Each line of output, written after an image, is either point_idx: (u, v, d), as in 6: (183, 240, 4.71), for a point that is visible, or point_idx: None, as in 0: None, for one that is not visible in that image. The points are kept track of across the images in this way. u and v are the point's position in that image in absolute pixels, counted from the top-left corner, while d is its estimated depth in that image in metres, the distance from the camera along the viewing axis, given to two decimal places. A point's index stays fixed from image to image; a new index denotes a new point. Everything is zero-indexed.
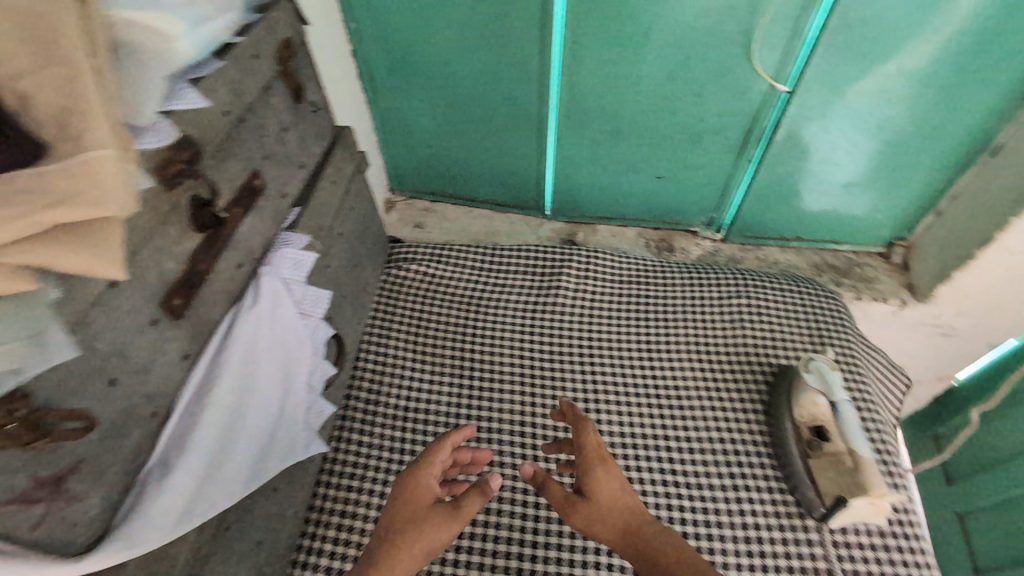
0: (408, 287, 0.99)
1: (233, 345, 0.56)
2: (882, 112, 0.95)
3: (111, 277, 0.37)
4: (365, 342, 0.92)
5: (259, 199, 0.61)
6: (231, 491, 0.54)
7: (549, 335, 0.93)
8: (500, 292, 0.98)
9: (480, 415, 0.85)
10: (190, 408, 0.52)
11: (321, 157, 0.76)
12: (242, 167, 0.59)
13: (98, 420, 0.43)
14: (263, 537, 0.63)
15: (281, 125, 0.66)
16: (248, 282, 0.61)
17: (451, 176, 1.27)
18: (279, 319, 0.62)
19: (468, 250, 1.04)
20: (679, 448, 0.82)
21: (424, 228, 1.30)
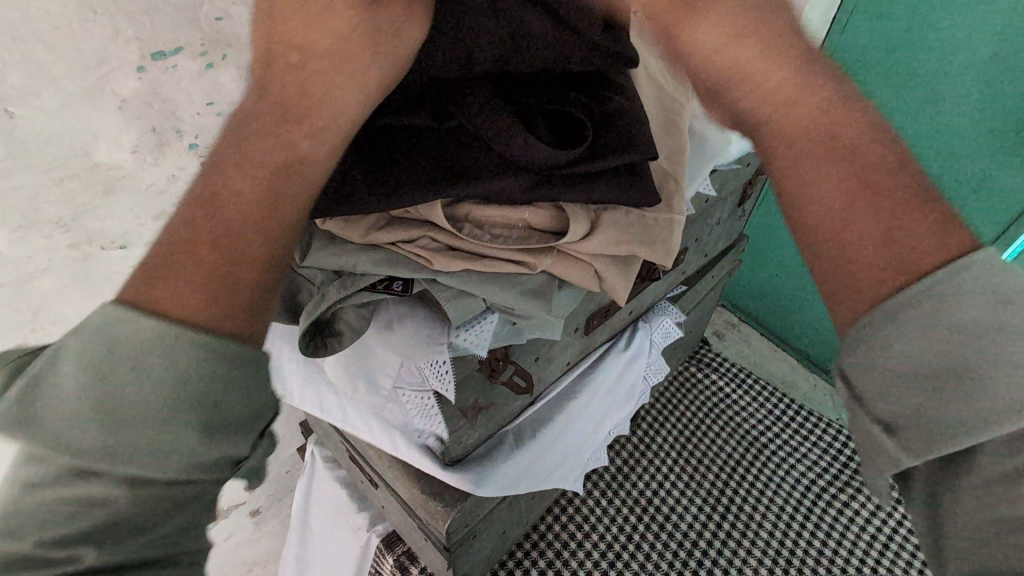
0: (698, 392, 0.99)
1: (599, 371, 0.64)
2: None
3: (618, 301, 0.44)
4: (640, 415, 0.94)
5: (673, 269, 0.68)
6: (534, 484, 0.60)
7: (823, 536, 0.82)
8: (789, 455, 0.91)
9: (718, 561, 0.79)
10: (550, 401, 0.61)
11: (717, 253, 0.82)
12: (682, 240, 0.66)
13: (531, 388, 0.52)
14: (507, 529, 0.68)
15: (718, 218, 0.72)
16: (626, 328, 0.69)
17: (781, 311, 1.21)
18: (634, 368, 0.68)
19: (770, 395, 1.00)
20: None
21: (723, 341, 1.26)
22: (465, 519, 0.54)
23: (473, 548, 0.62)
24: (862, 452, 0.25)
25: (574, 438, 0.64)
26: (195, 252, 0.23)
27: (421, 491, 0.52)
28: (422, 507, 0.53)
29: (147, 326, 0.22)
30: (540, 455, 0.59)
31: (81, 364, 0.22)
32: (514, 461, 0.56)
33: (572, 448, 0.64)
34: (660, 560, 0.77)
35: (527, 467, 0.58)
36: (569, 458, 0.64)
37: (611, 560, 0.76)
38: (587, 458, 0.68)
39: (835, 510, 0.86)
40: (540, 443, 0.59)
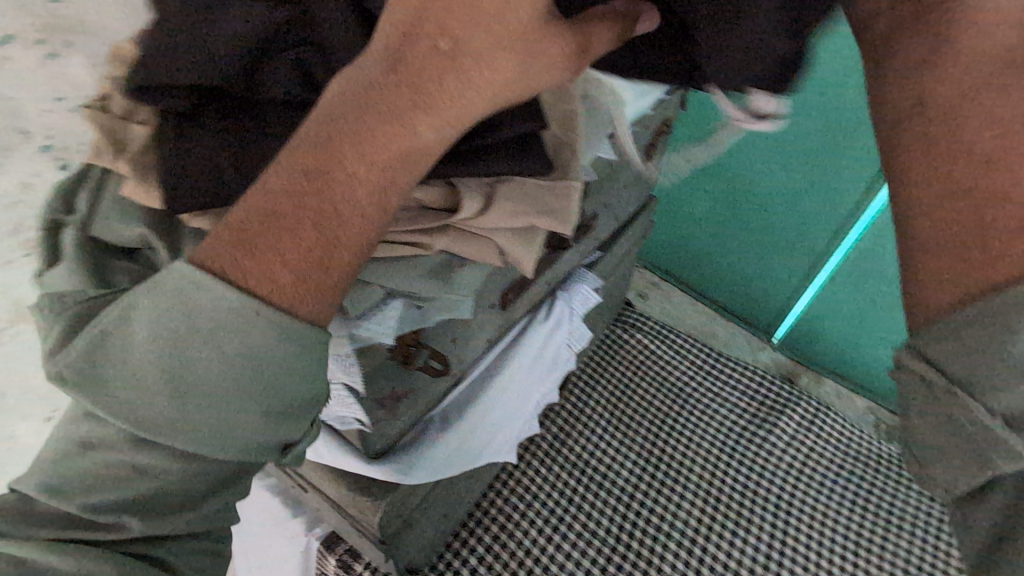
0: (625, 351, 1.03)
1: (521, 345, 0.64)
2: None
3: (525, 273, 0.44)
4: (572, 380, 0.97)
5: (586, 235, 0.70)
6: (467, 462, 0.60)
7: (744, 471, 0.89)
8: (711, 400, 0.98)
9: (652, 508, 0.84)
10: (474, 381, 0.61)
11: (630, 215, 0.84)
12: (592, 207, 0.67)
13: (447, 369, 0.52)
14: (448, 512, 0.69)
15: (626, 181, 0.74)
16: (545, 299, 0.69)
17: (699, 265, 1.28)
18: (556, 337, 0.69)
19: (692, 345, 1.05)
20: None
21: (646, 299, 1.31)
22: (398, 508, 0.54)
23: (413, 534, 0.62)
24: (943, 411, 0.27)
25: (504, 413, 0.64)
26: (291, 225, 0.27)
27: (349, 488, 0.51)
28: (352, 503, 0.52)
29: (242, 296, 0.27)
30: (470, 435, 0.59)
31: (154, 335, 0.27)
32: (442, 445, 0.56)
33: (503, 422, 0.65)
34: (599, 516, 0.82)
35: (457, 448, 0.58)
36: (500, 433, 0.65)
37: (553, 523, 0.79)
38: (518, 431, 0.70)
39: (755, 446, 0.93)
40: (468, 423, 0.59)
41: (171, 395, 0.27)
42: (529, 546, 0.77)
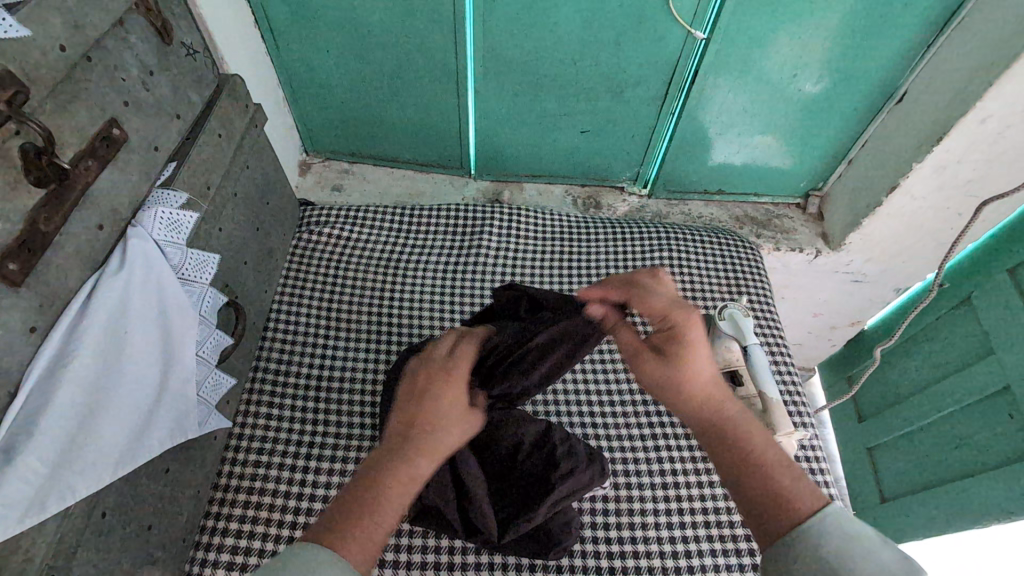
0: (320, 252, 0.94)
1: (95, 311, 0.50)
2: (795, 62, 0.95)
3: None
4: (273, 311, 0.87)
5: (120, 152, 0.55)
6: (101, 473, 0.50)
7: (471, 301, 0.92)
8: (420, 253, 0.96)
9: None
10: (41, 384, 0.46)
11: (203, 107, 0.69)
12: (95, 114, 0.52)
13: None
14: (153, 521, 0.59)
15: (144, 68, 0.58)
16: (114, 245, 0.54)
17: (361, 131, 1.16)
18: (154, 281, 0.56)
19: (384, 210, 1.00)
20: (603, 411, 0.81)
21: (343, 191, 1.21)
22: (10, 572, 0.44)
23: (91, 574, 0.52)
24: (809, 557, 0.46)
25: (125, 398, 0.53)
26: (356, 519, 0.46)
27: None
28: None
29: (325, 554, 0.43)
30: (75, 446, 0.48)
31: None
32: (21, 482, 0.43)
33: (134, 407, 0.54)
34: (349, 416, 0.78)
35: (56, 470, 0.46)
36: (140, 417, 0.55)
37: (306, 451, 0.75)
38: (183, 398, 0.60)
39: (473, 271, 0.95)
40: (57, 437, 0.46)
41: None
42: (288, 486, 0.72)
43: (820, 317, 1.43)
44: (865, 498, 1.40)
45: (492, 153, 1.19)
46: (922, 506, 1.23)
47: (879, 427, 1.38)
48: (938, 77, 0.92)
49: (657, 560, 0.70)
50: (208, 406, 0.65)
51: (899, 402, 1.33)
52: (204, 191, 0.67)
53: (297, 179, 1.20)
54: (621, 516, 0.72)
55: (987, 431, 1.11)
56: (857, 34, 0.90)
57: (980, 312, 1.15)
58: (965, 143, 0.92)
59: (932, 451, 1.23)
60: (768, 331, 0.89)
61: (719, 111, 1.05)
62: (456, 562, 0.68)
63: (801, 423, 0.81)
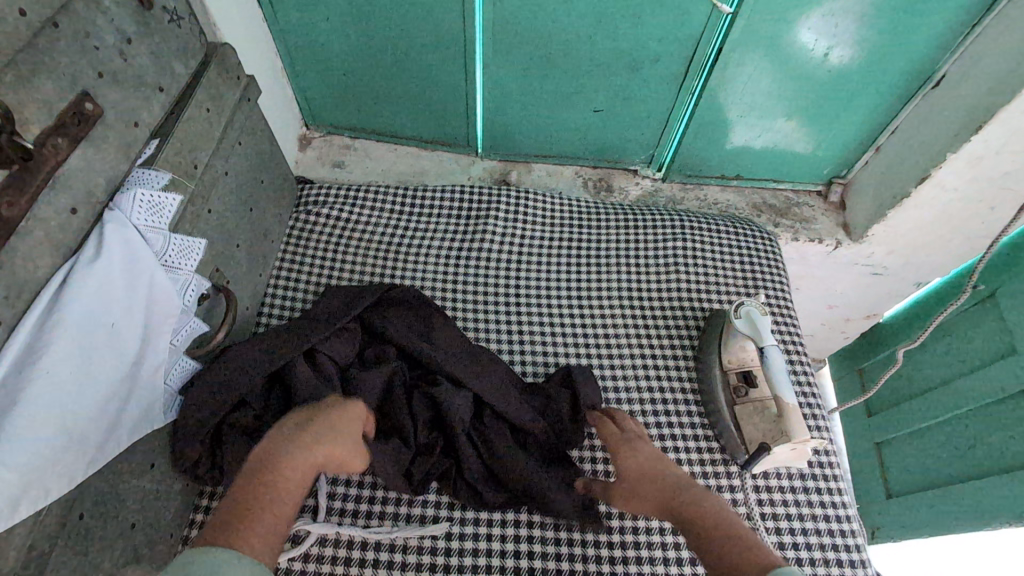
0: (318, 234, 0.90)
1: (67, 303, 0.46)
2: (826, 41, 0.88)
3: None
4: (268, 296, 0.84)
5: (95, 129, 0.50)
6: (72, 474, 0.47)
7: (474, 287, 0.88)
8: (423, 236, 0.92)
9: None
10: (10, 380, 0.43)
11: (190, 79, 0.64)
12: (64, 87, 0.47)
13: None
14: (136, 519, 0.57)
15: (121, 36, 0.53)
16: (89, 230, 0.50)
17: (363, 105, 1.10)
18: (135, 270, 0.52)
19: (386, 190, 0.95)
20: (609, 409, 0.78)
21: (344, 167, 1.16)
22: None
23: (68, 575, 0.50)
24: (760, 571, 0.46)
25: (100, 395, 0.49)
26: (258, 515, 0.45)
27: None
28: None
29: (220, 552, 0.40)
30: (46, 449, 0.44)
31: None
32: None
33: (108, 404, 0.50)
34: None
35: (25, 474, 0.43)
36: (115, 413, 0.51)
37: None
38: (154, 389, 0.56)
39: (478, 257, 0.91)
40: (27, 438, 0.43)
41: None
42: None
43: (836, 309, 1.38)
44: (870, 494, 1.38)
45: (500, 131, 1.13)
46: (927, 506, 1.20)
47: (889, 422, 1.35)
48: (983, 60, 0.85)
49: (661, 567, 0.67)
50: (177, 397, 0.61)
51: (911, 398, 1.29)
52: (191, 170, 0.63)
53: (297, 155, 1.15)
54: (624, 519, 0.70)
55: (1001, 434, 1.07)
56: (897, 10, 0.83)
57: (1005, 311, 1.10)
58: (1005, 133, 0.85)
59: (941, 451, 1.20)
60: (785, 330, 0.85)
61: (742, 92, 0.99)
62: (452, 564, 0.66)
63: (815, 428, 0.78)
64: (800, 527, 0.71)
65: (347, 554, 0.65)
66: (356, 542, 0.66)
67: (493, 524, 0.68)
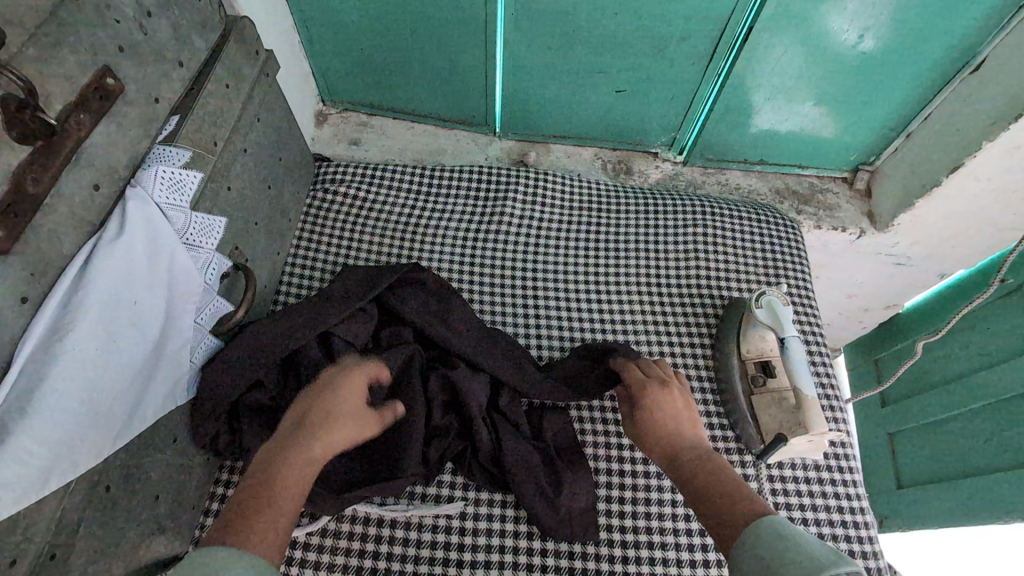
0: (335, 213, 0.90)
1: (91, 282, 0.46)
2: (862, 21, 0.85)
3: None
4: (286, 273, 0.84)
5: (116, 105, 0.50)
6: (99, 448, 0.48)
7: (492, 269, 0.88)
8: (441, 217, 0.91)
9: None
10: (38, 356, 0.43)
11: (209, 54, 0.63)
12: (85, 62, 0.47)
13: None
14: (159, 492, 0.58)
15: (141, 9, 0.52)
16: (111, 207, 0.50)
17: (380, 81, 1.09)
18: (157, 249, 0.52)
19: (404, 170, 0.94)
20: None
21: (361, 145, 1.15)
22: (4, 558, 0.43)
23: (94, 547, 0.51)
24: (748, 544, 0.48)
25: (126, 372, 0.50)
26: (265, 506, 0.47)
27: None
28: None
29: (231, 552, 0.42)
30: (75, 424, 0.45)
31: None
32: (16, 460, 0.41)
33: (134, 380, 0.51)
34: None
35: (54, 448, 0.44)
36: (140, 389, 0.52)
37: None
38: (177, 366, 0.57)
39: (496, 238, 0.90)
40: (54, 413, 0.44)
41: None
42: None
43: (855, 298, 1.36)
44: (880, 484, 1.37)
45: (519, 110, 1.11)
46: (937, 498, 1.20)
47: (903, 414, 1.34)
48: None
49: (672, 552, 0.68)
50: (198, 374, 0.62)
51: (927, 390, 1.28)
52: (211, 148, 0.62)
53: (314, 131, 1.14)
54: (637, 504, 0.70)
55: (1017, 430, 1.06)
56: None
57: None
58: None
59: (954, 445, 1.19)
60: (805, 320, 0.84)
61: (770, 74, 0.95)
62: (466, 542, 0.67)
63: (833, 419, 0.77)
64: (812, 517, 0.71)
65: (362, 530, 0.66)
66: (372, 519, 0.67)
67: (507, 505, 0.69)
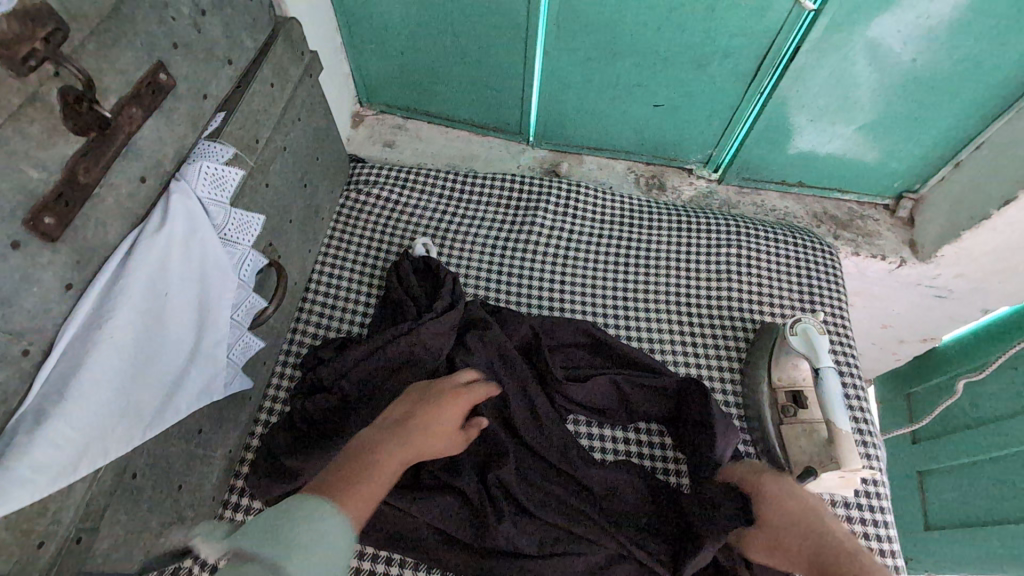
0: (367, 214, 0.91)
1: (134, 274, 0.47)
2: (916, 44, 0.82)
3: None
4: (316, 269, 0.85)
5: (168, 100, 0.51)
6: (133, 436, 0.49)
7: (518, 275, 0.87)
8: (471, 223, 0.91)
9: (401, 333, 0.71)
10: (75, 347, 0.44)
11: (257, 53, 0.64)
12: (140, 56, 0.48)
13: None
14: (183, 482, 0.59)
15: (196, 6, 0.54)
16: (155, 201, 0.51)
17: (419, 84, 1.09)
18: (196, 245, 0.53)
19: (437, 174, 0.95)
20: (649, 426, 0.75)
21: (395, 148, 1.15)
22: (33, 538, 0.44)
23: (117, 533, 0.52)
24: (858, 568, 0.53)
25: (158, 365, 0.51)
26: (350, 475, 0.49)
27: None
28: None
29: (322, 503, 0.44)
30: (106, 413, 0.46)
31: None
32: (51, 445, 0.42)
33: (166, 372, 0.52)
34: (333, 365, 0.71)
35: (88, 436, 0.44)
36: (174, 381, 0.53)
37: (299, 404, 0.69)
38: (213, 362, 0.57)
39: (524, 245, 0.89)
40: (89, 403, 0.44)
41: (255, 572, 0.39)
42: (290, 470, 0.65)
43: (890, 329, 1.31)
44: (904, 524, 1.32)
45: (556, 121, 1.11)
46: (968, 543, 1.15)
47: (934, 452, 1.29)
48: None
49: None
50: (235, 369, 0.63)
51: (961, 429, 1.23)
52: (252, 146, 0.63)
53: (349, 132, 1.15)
54: None
55: None
56: (997, 15, 0.77)
57: None
58: None
59: (987, 489, 1.14)
60: (841, 351, 0.82)
61: (815, 95, 0.93)
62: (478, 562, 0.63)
63: (866, 455, 0.75)
64: None
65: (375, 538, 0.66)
66: None
67: None
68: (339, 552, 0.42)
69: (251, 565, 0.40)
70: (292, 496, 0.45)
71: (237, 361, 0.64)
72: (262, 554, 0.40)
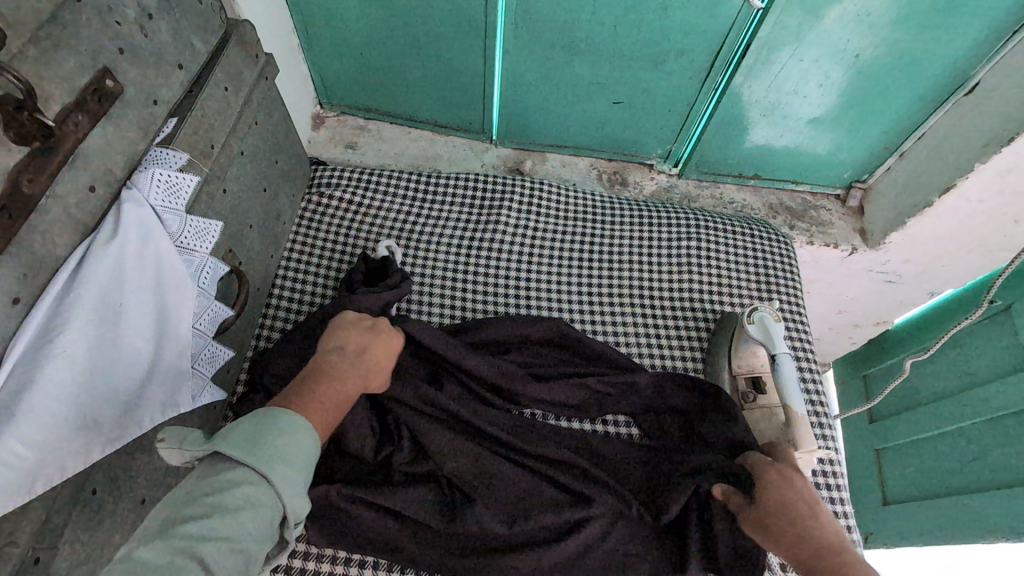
0: (331, 217, 0.90)
1: (85, 285, 0.46)
2: (858, 41, 0.86)
3: None
4: (279, 274, 0.84)
5: (115, 107, 0.50)
6: (90, 450, 0.48)
7: (484, 274, 0.88)
8: (437, 222, 0.91)
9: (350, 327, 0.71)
10: (24, 363, 0.43)
11: (208, 57, 0.63)
12: (84, 63, 0.47)
13: None
14: (146, 494, 0.57)
15: (142, 10, 0.53)
16: (106, 211, 0.50)
17: (380, 85, 1.09)
18: (150, 254, 0.51)
19: (401, 174, 0.95)
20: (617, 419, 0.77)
21: (358, 149, 1.14)
22: None
23: (79, 551, 0.51)
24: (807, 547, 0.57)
25: (112, 375, 0.49)
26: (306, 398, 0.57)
27: None
28: None
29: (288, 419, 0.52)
30: (58, 428, 0.45)
31: None
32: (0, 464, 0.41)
33: (123, 383, 0.51)
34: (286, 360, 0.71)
35: (41, 453, 0.43)
36: (133, 392, 0.52)
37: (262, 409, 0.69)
38: (176, 370, 0.56)
39: (491, 243, 0.90)
40: (40, 419, 0.43)
41: (235, 476, 0.47)
42: None
43: (844, 314, 1.37)
44: (865, 499, 1.38)
45: (518, 120, 1.12)
46: (924, 514, 1.21)
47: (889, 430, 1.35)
48: None
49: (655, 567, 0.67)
50: (204, 380, 0.61)
51: (912, 407, 1.29)
52: (208, 151, 0.62)
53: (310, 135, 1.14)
54: None
55: (1005, 447, 1.07)
56: (930, 12, 0.81)
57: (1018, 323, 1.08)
58: None
59: (939, 462, 1.20)
60: (797, 337, 0.85)
61: (766, 90, 0.97)
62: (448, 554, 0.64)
63: (821, 436, 0.78)
64: None
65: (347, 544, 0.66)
66: None
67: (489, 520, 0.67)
68: (305, 466, 0.51)
69: (233, 469, 0.47)
70: (263, 412, 0.52)
71: (205, 371, 0.62)
72: (249, 459, 0.47)
